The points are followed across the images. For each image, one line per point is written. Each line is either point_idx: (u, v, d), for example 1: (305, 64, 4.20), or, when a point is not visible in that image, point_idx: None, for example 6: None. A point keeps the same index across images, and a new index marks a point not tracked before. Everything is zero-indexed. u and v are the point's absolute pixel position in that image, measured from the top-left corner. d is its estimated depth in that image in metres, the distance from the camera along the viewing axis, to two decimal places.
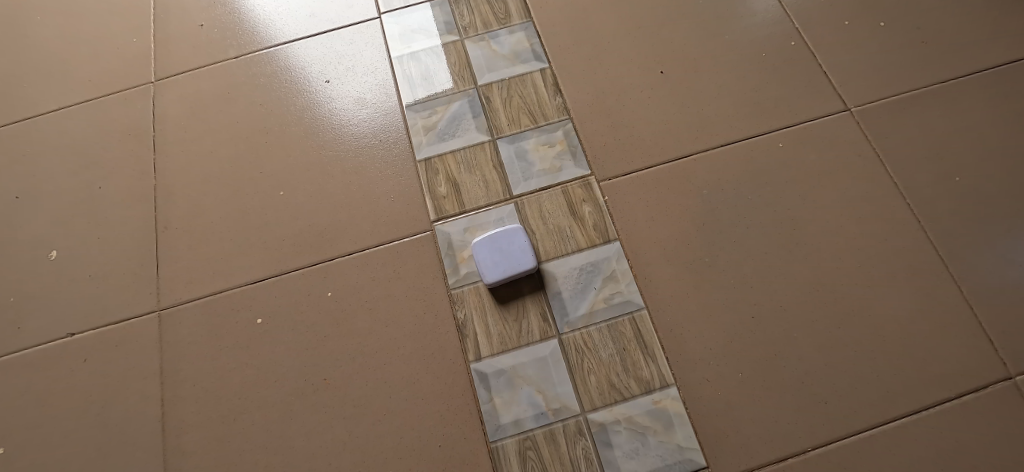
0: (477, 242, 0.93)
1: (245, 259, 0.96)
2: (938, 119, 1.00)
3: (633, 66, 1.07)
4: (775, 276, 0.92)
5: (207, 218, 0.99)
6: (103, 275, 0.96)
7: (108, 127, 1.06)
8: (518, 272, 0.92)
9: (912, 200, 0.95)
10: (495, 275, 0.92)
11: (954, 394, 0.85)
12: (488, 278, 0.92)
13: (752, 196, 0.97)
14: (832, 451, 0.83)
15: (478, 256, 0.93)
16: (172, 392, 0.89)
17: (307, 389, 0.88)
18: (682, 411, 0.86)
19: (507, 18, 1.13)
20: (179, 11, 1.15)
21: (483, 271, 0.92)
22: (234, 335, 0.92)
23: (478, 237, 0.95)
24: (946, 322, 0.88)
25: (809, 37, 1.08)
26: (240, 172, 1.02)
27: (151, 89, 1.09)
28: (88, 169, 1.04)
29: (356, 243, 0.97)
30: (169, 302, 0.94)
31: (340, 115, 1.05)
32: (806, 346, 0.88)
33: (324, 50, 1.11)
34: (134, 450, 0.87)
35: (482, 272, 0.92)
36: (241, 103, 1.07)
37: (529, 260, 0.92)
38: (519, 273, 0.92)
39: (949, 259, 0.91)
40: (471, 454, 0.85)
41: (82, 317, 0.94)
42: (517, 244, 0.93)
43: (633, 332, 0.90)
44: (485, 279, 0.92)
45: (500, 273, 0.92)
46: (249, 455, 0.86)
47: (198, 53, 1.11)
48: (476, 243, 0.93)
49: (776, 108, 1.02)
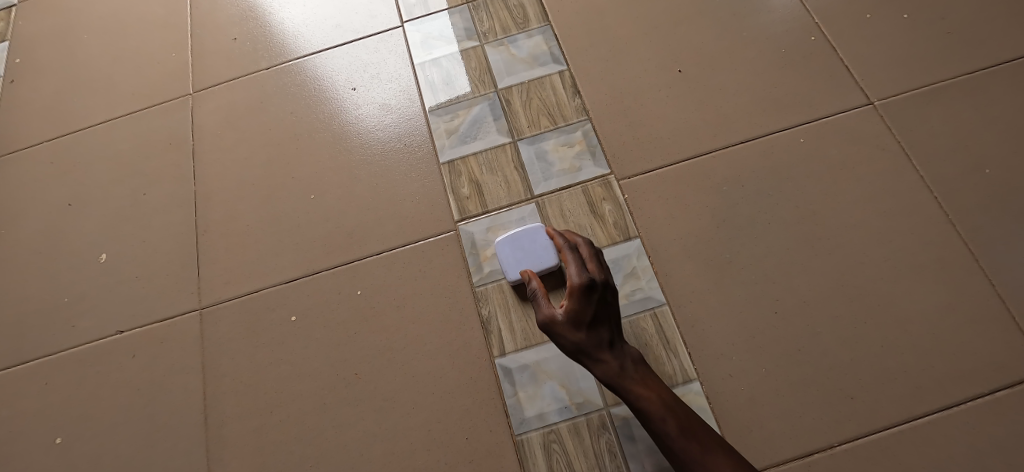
0: (500, 241, 0.95)
1: (278, 260, 1.01)
2: (965, 110, 0.99)
3: (651, 66, 1.08)
4: (797, 271, 0.92)
5: (243, 221, 1.04)
6: (148, 275, 1.02)
7: (150, 137, 1.13)
8: (540, 269, 0.94)
9: (939, 193, 0.94)
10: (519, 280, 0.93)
11: (987, 390, 0.83)
12: (511, 276, 0.94)
13: (773, 192, 0.97)
14: (859, 447, 0.83)
15: (501, 254, 0.95)
16: (213, 386, 0.94)
17: (339, 384, 0.92)
18: (704, 406, 0.87)
19: (526, 23, 1.16)
20: (214, 27, 1.21)
21: (506, 269, 0.94)
22: (269, 331, 0.96)
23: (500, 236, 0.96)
24: (976, 316, 0.87)
25: (829, 31, 1.07)
26: (273, 177, 1.07)
27: (188, 100, 1.15)
28: (133, 177, 1.10)
29: (383, 243, 1.00)
30: (208, 300, 0.99)
31: (366, 121, 1.10)
32: (830, 341, 0.88)
33: (349, 59, 1.15)
34: (179, 440, 0.92)
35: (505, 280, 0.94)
36: (272, 112, 1.12)
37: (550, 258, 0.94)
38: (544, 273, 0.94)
39: (979, 252, 0.90)
40: (496, 446, 0.87)
41: (130, 316, 1.00)
42: (536, 246, 0.94)
43: (654, 328, 0.91)
44: (508, 277, 0.94)
45: (523, 271, 0.94)
46: (286, 447, 0.90)
47: (232, 65, 1.17)
48: (498, 242, 0.95)
49: (795, 103, 1.03)
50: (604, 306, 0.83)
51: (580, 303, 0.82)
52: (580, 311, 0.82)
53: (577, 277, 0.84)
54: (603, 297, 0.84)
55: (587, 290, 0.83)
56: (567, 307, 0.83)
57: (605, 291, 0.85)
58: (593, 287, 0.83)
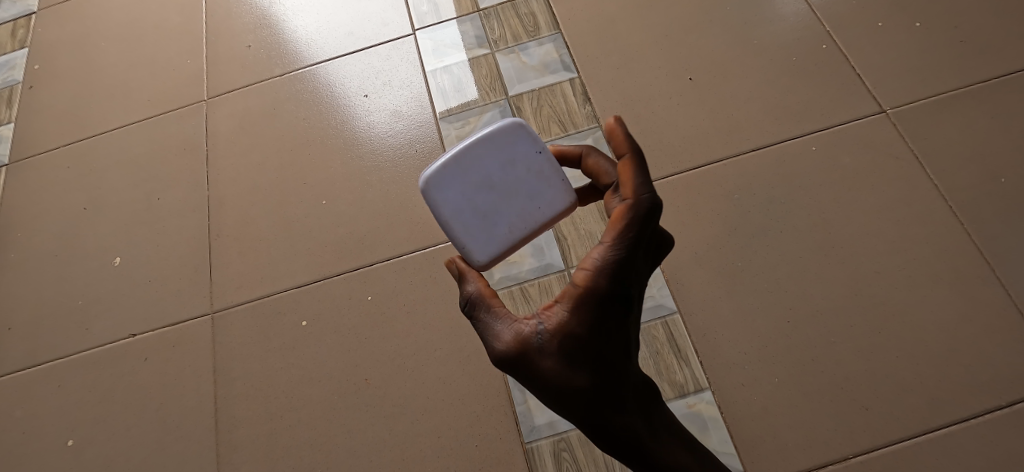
0: (443, 177, 0.58)
1: (290, 265, 1.01)
2: (980, 119, 0.98)
3: (662, 74, 1.08)
4: (809, 280, 0.91)
5: (256, 225, 1.05)
6: (161, 280, 1.03)
7: (165, 143, 1.14)
8: (529, 208, 0.59)
9: (954, 202, 0.93)
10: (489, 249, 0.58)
11: (1005, 402, 0.82)
12: (483, 231, 0.58)
13: (785, 200, 0.97)
14: (875, 459, 0.82)
15: (453, 199, 0.58)
16: (224, 390, 0.94)
17: (350, 389, 0.92)
18: (716, 415, 0.86)
19: (537, 31, 1.16)
20: (229, 34, 1.23)
21: (470, 219, 0.58)
22: (280, 336, 0.96)
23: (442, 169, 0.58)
24: (992, 327, 0.86)
25: (842, 39, 1.07)
26: (285, 183, 1.07)
27: (203, 107, 1.16)
28: (149, 182, 1.11)
29: (394, 248, 1.00)
30: (221, 304, 1.00)
31: (377, 127, 1.10)
32: (844, 351, 0.87)
33: (361, 67, 1.16)
34: (190, 444, 0.92)
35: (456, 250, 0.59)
36: (284, 118, 1.13)
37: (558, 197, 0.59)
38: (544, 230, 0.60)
39: (996, 263, 0.89)
40: (506, 454, 0.87)
41: (143, 319, 1.00)
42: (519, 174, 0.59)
43: (665, 336, 0.91)
44: (478, 230, 0.58)
45: (500, 217, 0.58)
46: (296, 452, 0.90)
47: (245, 72, 1.18)
48: (442, 181, 0.58)
49: (807, 112, 1.02)
50: (611, 318, 0.58)
51: (575, 316, 0.57)
52: (574, 327, 0.58)
53: (585, 277, 0.57)
54: (613, 308, 0.58)
55: (592, 299, 0.57)
56: (557, 319, 0.58)
57: (618, 297, 0.58)
58: (602, 295, 0.57)
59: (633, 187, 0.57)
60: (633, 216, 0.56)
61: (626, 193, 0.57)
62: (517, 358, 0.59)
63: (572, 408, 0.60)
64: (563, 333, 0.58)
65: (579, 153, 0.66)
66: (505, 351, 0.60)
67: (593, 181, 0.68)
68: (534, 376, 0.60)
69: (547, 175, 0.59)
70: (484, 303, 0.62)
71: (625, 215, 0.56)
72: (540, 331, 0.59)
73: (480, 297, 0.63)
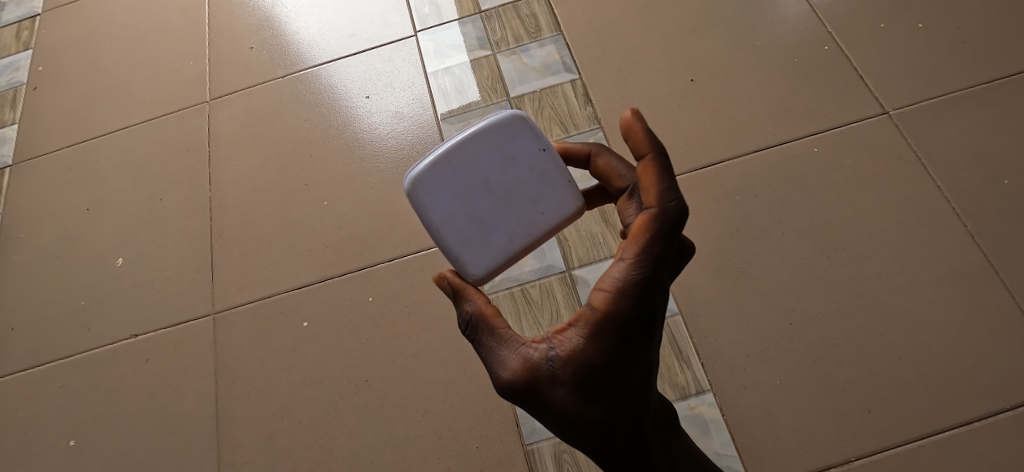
0: (440, 180, 0.57)
1: (292, 266, 1.01)
2: (983, 120, 0.98)
3: (664, 75, 1.08)
4: (811, 282, 0.91)
5: (258, 226, 1.05)
6: (163, 280, 1.03)
7: (168, 144, 1.14)
8: (527, 213, 0.58)
9: (958, 204, 0.93)
10: (487, 250, 0.58)
11: (1009, 405, 0.82)
12: (480, 236, 0.58)
13: (787, 202, 0.96)
14: (877, 461, 0.81)
15: (449, 204, 0.57)
16: (226, 390, 0.95)
17: (351, 390, 0.92)
18: (717, 417, 0.86)
19: (538, 32, 1.16)
20: (231, 36, 1.23)
21: (466, 224, 0.57)
22: (282, 337, 0.97)
23: (438, 174, 0.57)
24: (996, 329, 0.86)
25: (844, 40, 1.07)
26: (287, 184, 1.08)
27: (205, 108, 1.17)
28: (151, 183, 1.12)
29: (395, 250, 1.00)
30: (222, 305, 1.00)
31: (378, 129, 1.10)
32: (847, 353, 0.87)
33: (363, 68, 1.17)
34: (191, 444, 0.93)
35: (452, 251, 0.58)
36: (286, 120, 1.13)
37: (560, 198, 0.59)
38: (548, 232, 0.59)
39: (1000, 265, 0.89)
40: (507, 455, 0.87)
41: (145, 320, 1.01)
42: (517, 173, 0.58)
43: (666, 338, 0.91)
44: (475, 236, 0.58)
45: (498, 222, 0.58)
46: (297, 452, 0.90)
47: (248, 73, 1.19)
48: (438, 184, 0.57)
49: (810, 113, 1.02)
50: (630, 345, 0.56)
51: (590, 341, 0.56)
52: (589, 352, 0.56)
53: (602, 299, 0.56)
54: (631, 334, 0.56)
55: (608, 323, 0.56)
56: (572, 345, 0.57)
57: (636, 323, 0.56)
58: (618, 320, 0.55)
59: (657, 195, 0.56)
60: (657, 228, 0.55)
61: (647, 204, 0.56)
62: (526, 386, 0.58)
63: (583, 436, 0.60)
64: (575, 359, 0.56)
65: (589, 152, 0.65)
66: (512, 379, 0.58)
67: (602, 181, 0.67)
68: (542, 404, 0.58)
69: (548, 175, 0.59)
70: (484, 325, 0.61)
71: (645, 231, 0.55)
72: (549, 358, 0.57)
73: (480, 318, 0.61)
